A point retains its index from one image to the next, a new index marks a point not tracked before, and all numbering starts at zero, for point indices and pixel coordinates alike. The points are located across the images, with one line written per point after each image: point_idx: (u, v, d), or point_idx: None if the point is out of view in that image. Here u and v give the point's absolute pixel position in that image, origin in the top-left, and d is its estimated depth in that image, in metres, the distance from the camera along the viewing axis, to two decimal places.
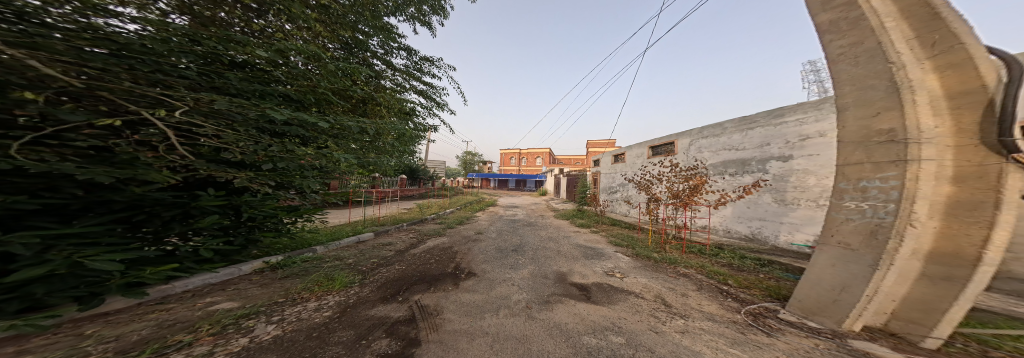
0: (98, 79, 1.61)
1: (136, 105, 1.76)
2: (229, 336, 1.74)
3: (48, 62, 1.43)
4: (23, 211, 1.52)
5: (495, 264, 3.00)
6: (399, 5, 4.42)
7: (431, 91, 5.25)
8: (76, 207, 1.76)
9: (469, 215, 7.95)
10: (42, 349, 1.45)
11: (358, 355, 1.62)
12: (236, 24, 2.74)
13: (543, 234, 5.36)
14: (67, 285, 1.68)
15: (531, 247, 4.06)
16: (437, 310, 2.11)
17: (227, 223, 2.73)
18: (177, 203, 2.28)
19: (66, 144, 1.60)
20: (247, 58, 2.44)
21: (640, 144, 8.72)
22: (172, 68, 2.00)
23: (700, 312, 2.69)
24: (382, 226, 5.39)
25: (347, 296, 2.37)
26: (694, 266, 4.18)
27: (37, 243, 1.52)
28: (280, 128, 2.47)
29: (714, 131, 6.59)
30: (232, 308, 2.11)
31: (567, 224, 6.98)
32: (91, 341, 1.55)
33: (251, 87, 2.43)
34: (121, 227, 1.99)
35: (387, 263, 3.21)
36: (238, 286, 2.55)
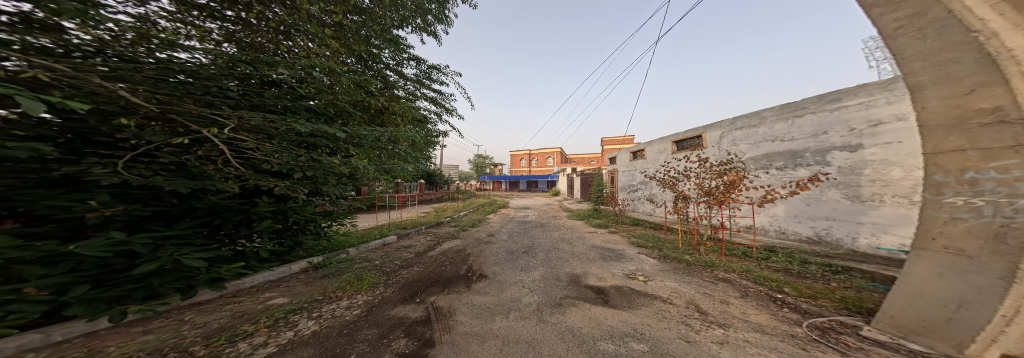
0: (166, 103, 1.92)
1: (198, 125, 2.08)
2: (279, 328, 1.92)
3: (132, 91, 1.75)
4: (140, 217, 1.94)
5: (506, 266, 2.98)
6: (405, 18, 4.70)
7: (441, 98, 5.50)
8: (175, 213, 2.17)
9: (481, 217, 8.04)
10: (158, 330, 1.76)
11: (379, 354, 1.70)
12: (271, 48, 3.23)
13: (555, 235, 5.21)
14: (173, 277, 2.09)
15: (543, 248, 3.94)
16: (450, 312, 2.12)
17: (278, 227, 3.02)
18: (241, 209, 2.61)
19: (155, 161, 1.98)
20: (279, 77, 2.81)
21: (661, 139, 8.18)
22: (218, 90, 2.36)
23: (743, 322, 2.38)
24: (403, 229, 5.65)
25: (373, 295, 2.50)
26: (736, 269, 3.74)
27: (151, 243, 1.92)
28: (306, 139, 2.73)
29: (751, 121, 5.98)
30: (283, 303, 2.34)
31: (581, 225, 6.69)
32: (187, 326, 1.84)
33: (281, 103, 2.77)
34: (204, 230, 2.37)
35: (408, 264, 3.34)
36: (289, 283, 2.83)
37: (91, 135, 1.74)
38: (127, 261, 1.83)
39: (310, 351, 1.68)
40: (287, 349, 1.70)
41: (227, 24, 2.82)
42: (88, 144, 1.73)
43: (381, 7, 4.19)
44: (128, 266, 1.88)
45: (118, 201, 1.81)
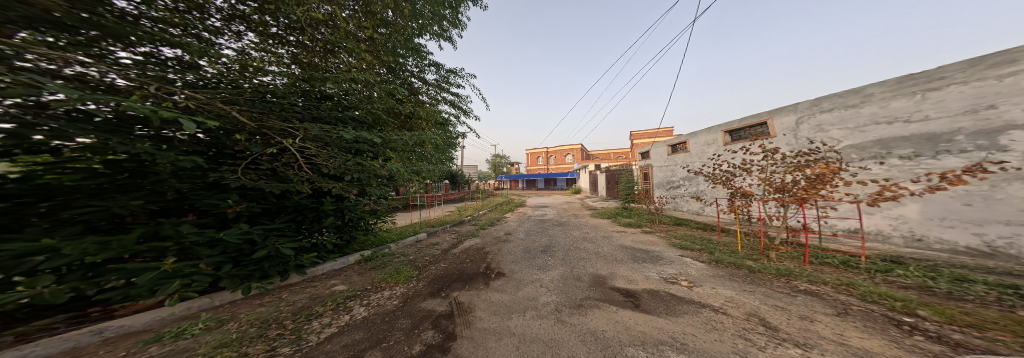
0: (258, 118, 2.40)
1: (277, 135, 2.50)
2: (339, 312, 2.28)
3: (241, 113, 2.29)
4: (254, 213, 2.58)
5: (523, 265, 2.97)
6: (422, 26, 4.80)
7: (458, 100, 5.78)
8: (274, 211, 2.79)
9: (499, 216, 8.15)
10: (267, 304, 2.36)
11: (410, 345, 1.88)
12: (325, 65, 3.65)
13: (576, 234, 4.92)
14: (275, 262, 2.68)
15: (562, 247, 3.80)
16: (470, 307, 2.20)
17: (338, 222, 3.45)
18: (312, 206, 3.09)
19: (257, 168, 2.53)
20: (330, 90, 3.12)
21: (712, 129, 7.14)
22: (290, 106, 2.86)
23: (819, 338, 1.91)
24: (431, 227, 6.02)
25: (407, 288, 2.73)
26: (837, 284, 2.92)
27: (261, 233, 2.52)
28: (352, 145, 3.06)
29: (851, 100, 4.56)
30: (344, 289, 2.74)
31: (607, 224, 6.18)
32: (282, 304, 2.36)
33: (330, 113, 3.16)
34: (292, 225, 2.92)
35: (436, 260, 3.57)
36: (348, 272, 3.29)
37: (218, 146, 2.39)
38: (249, 247, 2.48)
39: (360, 335, 2.02)
40: (343, 330, 2.08)
41: (291, 48, 3.31)
42: (223, 156, 2.43)
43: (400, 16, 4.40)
44: (249, 250, 2.52)
45: (243, 199, 2.49)
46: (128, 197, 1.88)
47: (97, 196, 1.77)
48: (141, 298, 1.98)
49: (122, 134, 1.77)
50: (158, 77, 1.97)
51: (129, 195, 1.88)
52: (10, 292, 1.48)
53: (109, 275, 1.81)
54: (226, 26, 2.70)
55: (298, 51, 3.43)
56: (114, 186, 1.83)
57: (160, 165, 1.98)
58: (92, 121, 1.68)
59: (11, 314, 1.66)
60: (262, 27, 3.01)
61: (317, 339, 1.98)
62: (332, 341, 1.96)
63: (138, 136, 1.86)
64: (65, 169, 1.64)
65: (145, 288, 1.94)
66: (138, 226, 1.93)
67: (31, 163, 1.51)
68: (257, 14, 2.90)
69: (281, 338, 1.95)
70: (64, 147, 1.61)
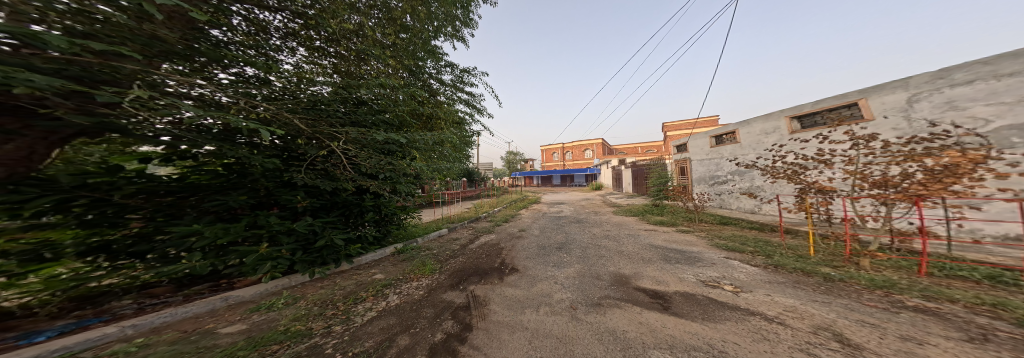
0: (310, 125, 2.57)
1: (327, 138, 2.68)
2: (377, 298, 2.59)
3: (299, 121, 2.47)
4: (314, 208, 3.03)
5: (537, 262, 2.99)
6: (438, 27, 4.75)
7: (472, 99, 5.91)
8: (329, 207, 3.20)
9: (514, 212, 8.29)
10: (325, 287, 2.80)
11: (434, 333, 2.08)
12: (359, 71, 3.75)
13: (595, 231, 4.67)
14: (331, 253, 3.09)
15: (578, 245, 3.68)
16: (485, 301, 2.29)
17: (376, 217, 3.72)
18: (354, 203, 3.37)
19: (314, 170, 2.81)
20: (366, 94, 3.09)
21: (771, 116, 6.16)
22: (336, 113, 2.91)
23: (907, 343, 1.50)
24: (452, 223, 6.31)
25: (432, 280, 2.93)
26: (968, 294, 2.14)
27: (320, 225, 2.96)
28: (384, 146, 3.11)
29: (1008, 67, 3.36)
30: (382, 278, 3.08)
31: (635, 222, 5.71)
32: (336, 288, 2.78)
33: (367, 117, 3.13)
34: (343, 219, 3.30)
35: (455, 255, 3.74)
36: (385, 262, 3.64)
37: (287, 151, 2.80)
38: (313, 238, 2.95)
39: (393, 321, 2.27)
40: (379, 314, 2.36)
41: (332, 59, 3.45)
42: (292, 158, 2.86)
43: (415, 19, 4.33)
44: (312, 240, 2.97)
45: (308, 196, 2.97)
46: (235, 193, 2.51)
47: (220, 191, 2.47)
48: (246, 275, 2.59)
49: (229, 142, 2.29)
50: (244, 92, 2.28)
51: (238, 191, 2.55)
52: (178, 263, 2.28)
53: (230, 255, 2.43)
54: (283, 44, 2.96)
55: (337, 61, 3.55)
56: (228, 185, 2.53)
57: (252, 167, 2.58)
58: (210, 131, 2.19)
59: (180, 281, 2.59)
60: (308, 41, 3.20)
61: (360, 322, 2.28)
62: (371, 324, 2.25)
63: (238, 142, 2.40)
64: (201, 171, 2.40)
65: (250, 267, 2.53)
66: (244, 217, 2.53)
67: (183, 167, 2.29)
68: (305, 29, 3.08)
69: (334, 318, 2.31)
70: (198, 153, 2.28)
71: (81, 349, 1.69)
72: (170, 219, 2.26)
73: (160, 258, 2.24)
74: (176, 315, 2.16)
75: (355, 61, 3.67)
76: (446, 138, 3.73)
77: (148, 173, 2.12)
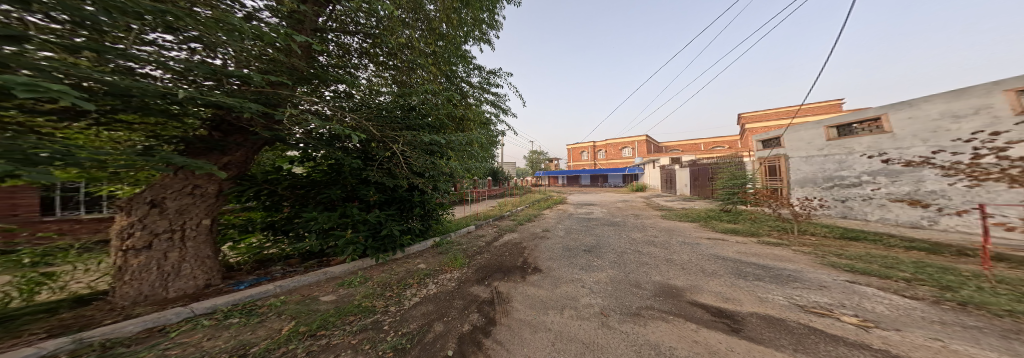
0: (380, 129, 3.24)
1: (393, 141, 3.32)
2: (421, 285, 2.98)
3: (376, 129, 3.18)
4: (380, 201, 3.73)
5: (560, 263, 3.47)
6: (468, 33, 4.50)
7: (497, 99, 6.08)
8: (391, 202, 3.87)
9: (536, 212, 9.01)
10: (386, 272, 3.38)
11: (460, 324, 2.24)
12: (414, 77, 4.02)
13: (628, 239, 5.10)
14: (390, 246, 3.76)
15: (611, 249, 4.37)
16: (509, 298, 2.54)
17: (420, 211, 4.21)
18: (407, 198, 3.98)
19: (382, 169, 3.52)
20: (415, 101, 3.57)
21: (966, 93, 4.51)
22: (396, 118, 3.47)
23: None
24: (478, 220, 6.88)
25: (460, 273, 3.24)
26: None
27: (383, 216, 3.63)
28: (430, 147, 3.64)
29: None
30: (425, 268, 3.46)
31: (678, 236, 5.37)
32: (393, 272, 3.35)
33: (416, 121, 3.62)
34: (397, 210, 3.90)
35: (480, 251, 4.16)
36: (427, 253, 4.13)
37: (364, 154, 3.53)
38: (378, 227, 3.64)
39: (429, 308, 2.52)
40: (421, 301, 2.68)
41: (391, 71, 3.97)
42: (367, 159, 3.58)
43: (449, 25, 4.14)
44: (375, 228, 3.66)
45: (378, 192, 3.69)
46: (334, 188, 3.41)
47: (326, 185, 3.45)
48: (338, 255, 3.42)
49: (330, 146, 3.21)
50: (339, 105, 3.11)
51: (335, 185, 3.46)
52: (302, 240, 3.28)
53: (331, 237, 3.30)
54: (359, 61, 3.79)
55: (393, 72, 4.05)
56: (329, 180, 3.47)
57: (344, 169, 3.49)
58: (323, 139, 3.15)
59: (302, 256, 3.70)
60: (373, 57, 3.85)
61: (410, 303, 2.64)
62: (413, 308, 2.55)
63: (336, 146, 3.28)
64: (317, 171, 3.46)
65: (342, 248, 3.32)
66: (339, 208, 3.39)
67: (308, 167, 3.42)
68: (374, 49, 3.77)
69: (390, 299, 2.75)
70: (316, 155, 3.33)
71: (257, 298, 2.70)
72: (301, 205, 3.34)
73: (295, 236, 3.28)
74: (302, 281, 3.08)
75: (402, 71, 3.99)
76: (477, 139, 4.13)
77: (291, 172, 3.30)
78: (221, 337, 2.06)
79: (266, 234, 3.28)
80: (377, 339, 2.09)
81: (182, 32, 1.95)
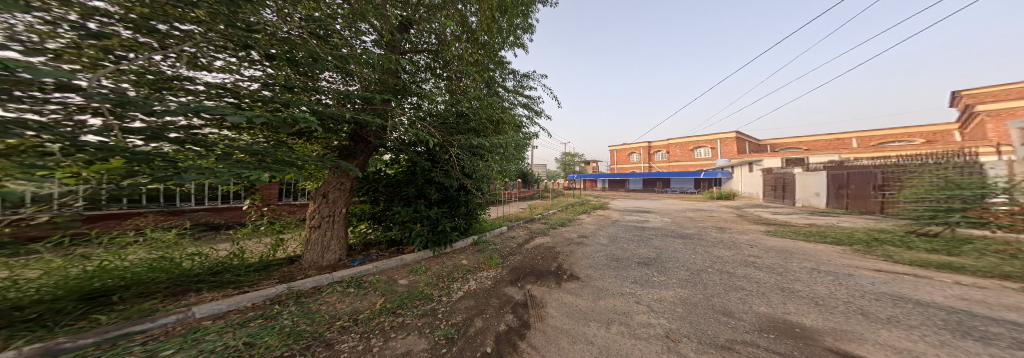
0: (443, 135, 3.74)
1: (454, 144, 3.79)
2: (463, 280, 3.30)
3: (444, 137, 3.72)
4: (440, 198, 4.30)
5: (598, 273, 3.49)
6: (503, 38, 4.71)
7: (531, 103, 6.06)
8: (448, 200, 4.39)
9: (570, 218, 8.79)
10: (441, 264, 3.85)
11: (496, 322, 2.34)
12: (463, 83, 4.37)
13: (691, 254, 4.37)
14: (442, 242, 4.24)
15: (671, 264, 3.85)
16: (544, 306, 2.58)
17: (465, 211, 4.60)
18: (455, 198, 4.43)
19: (443, 170, 4.09)
20: (462, 107, 3.93)
21: None
22: (452, 124, 3.89)
23: None
24: (508, 221, 7.17)
25: (495, 273, 3.55)
26: None
27: (439, 212, 4.20)
28: (478, 151, 3.97)
29: None
30: (470, 266, 3.78)
31: (754, 256, 4.18)
32: (446, 265, 3.81)
33: (466, 126, 3.93)
34: (448, 208, 4.38)
35: (513, 253, 4.48)
36: (467, 251, 4.51)
37: (433, 161, 4.05)
38: (436, 222, 4.19)
39: (470, 302, 2.72)
40: (467, 294, 2.92)
41: (445, 82, 4.32)
42: (434, 165, 4.08)
43: (489, 34, 4.31)
44: (433, 224, 4.21)
45: (438, 192, 4.26)
46: (410, 188, 4.14)
47: (403, 184, 4.19)
48: (412, 244, 4.09)
49: (411, 150, 3.88)
50: (420, 114, 3.71)
51: (407, 186, 4.15)
52: (389, 230, 4.13)
53: (403, 228, 4.06)
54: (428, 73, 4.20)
55: (447, 82, 4.36)
56: (404, 180, 4.18)
57: (417, 172, 4.14)
58: (411, 147, 3.88)
59: (384, 244, 4.55)
60: (433, 72, 4.24)
61: (459, 294, 2.91)
62: (462, 298, 2.82)
63: (415, 150, 3.95)
64: (399, 173, 4.24)
65: (418, 237, 4.02)
66: (409, 205, 4.06)
67: (395, 170, 4.25)
68: (436, 67, 4.22)
69: (443, 289, 3.07)
70: (397, 159, 4.11)
71: (365, 274, 3.50)
72: (385, 201, 4.18)
73: (388, 227, 4.14)
74: (392, 264, 3.79)
75: (448, 79, 4.36)
76: (513, 142, 4.31)
77: (383, 174, 4.14)
78: (346, 301, 2.77)
79: (365, 223, 4.25)
80: (434, 326, 2.33)
81: (346, 69, 3.00)
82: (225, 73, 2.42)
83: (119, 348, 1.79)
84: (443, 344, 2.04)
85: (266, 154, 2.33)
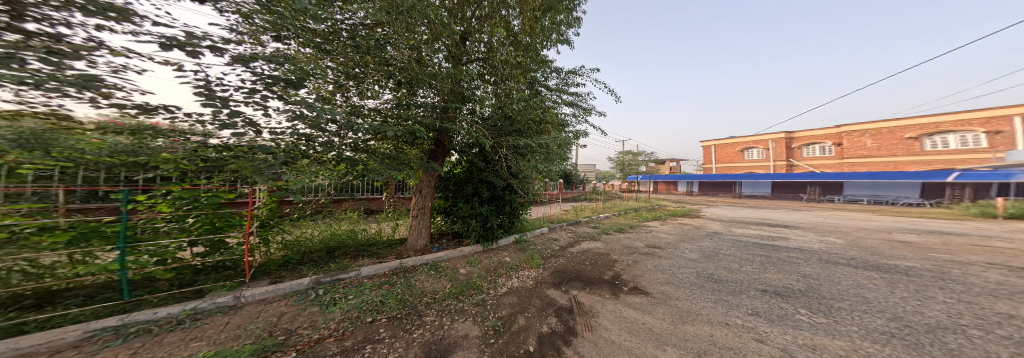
0: (494, 137, 3.97)
1: (506, 146, 4.02)
2: (507, 276, 3.47)
3: (500, 141, 3.92)
4: (490, 197, 4.61)
5: (660, 292, 2.98)
6: (546, 37, 4.57)
7: (579, 100, 5.68)
8: (496, 199, 4.66)
9: (625, 223, 7.86)
10: (489, 259, 4.10)
11: (539, 322, 2.33)
12: (509, 85, 4.42)
13: (808, 288, 3.22)
14: (489, 237, 4.60)
15: (782, 296, 2.93)
16: (588, 315, 2.41)
17: (508, 210, 4.79)
18: (501, 196, 4.66)
19: (493, 170, 4.37)
20: (510, 109, 4.02)
21: None
22: (498, 126, 4.12)
23: None
24: (551, 223, 6.99)
25: (536, 274, 3.54)
26: None
27: (489, 210, 4.53)
28: (523, 152, 4.02)
29: None
30: (518, 264, 3.89)
31: (941, 305, 2.71)
32: (494, 260, 4.06)
33: (512, 128, 4.09)
34: (494, 207, 4.64)
35: (557, 255, 4.37)
36: (510, 249, 4.64)
37: (489, 167, 4.37)
38: (485, 220, 4.51)
39: (513, 298, 2.83)
40: (512, 290, 3.03)
41: (492, 86, 4.47)
42: (489, 166, 4.37)
43: (531, 35, 4.39)
44: (484, 221, 4.53)
45: (488, 192, 4.55)
46: (468, 188, 4.54)
47: (461, 183, 4.64)
48: (468, 237, 4.50)
49: (474, 152, 4.22)
50: (474, 117, 3.97)
51: (462, 185, 4.63)
52: (454, 224, 4.67)
53: (458, 224, 4.56)
54: (488, 79, 4.46)
55: (492, 86, 4.51)
56: (462, 179, 4.63)
57: (476, 173, 4.50)
58: (472, 150, 4.23)
59: (452, 235, 5.13)
60: (482, 77, 4.44)
61: (506, 289, 3.05)
62: (508, 293, 2.95)
63: (473, 152, 4.26)
64: (460, 172, 4.66)
65: (474, 232, 4.47)
66: (463, 203, 4.49)
67: (457, 170, 4.69)
68: (484, 71, 4.42)
69: (492, 282, 3.28)
70: (456, 161, 4.60)
71: (438, 260, 4.05)
72: (446, 198, 4.73)
73: (452, 220, 4.71)
74: (458, 253, 4.29)
75: (493, 82, 4.49)
76: (556, 142, 4.18)
77: (450, 173, 4.66)
78: (426, 281, 3.29)
79: (440, 218, 4.95)
80: (484, 315, 2.51)
81: (436, 83, 3.47)
82: (377, 98, 3.34)
83: (333, 289, 3.03)
84: (490, 335, 2.16)
85: (404, 162, 3.45)
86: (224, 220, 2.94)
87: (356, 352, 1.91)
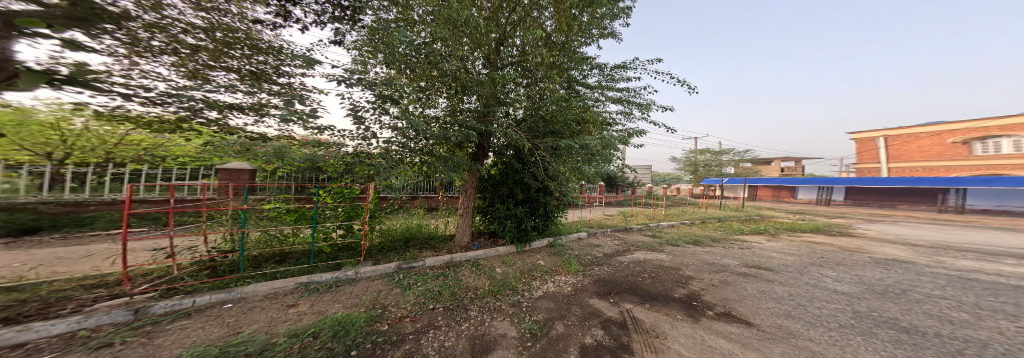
0: (530, 139, 3.93)
1: (546, 148, 3.91)
2: (545, 279, 3.39)
3: (539, 143, 3.84)
4: (525, 199, 4.57)
5: (727, 322, 2.50)
6: (585, 32, 4.32)
7: (625, 95, 5.20)
8: (530, 201, 4.61)
9: (694, 235, 6.84)
10: (523, 261, 4.07)
11: (580, 333, 2.20)
12: (546, 85, 4.31)
13: (962, 335, 2.33)
14: (522, 239, 4.57)
15: (915, 343, 2.18)
16: (634, 334, 2.17)
17: (541, 212, 4.71)
18: (535, 198, 4.61)
19: (530, 172, 4.33)
20: (547, 110, 3.90)
21: None
22: (531, 127, 4.04)
23: None
24: (590, 228, 6.59)
25: (576, 280, 3.38)
26: None
27: (523, 212, 4.51)
28: (558, 153, 3.87)
29: None
30: (557, 269, 3.76)
31: None
32: (529, 262, 4.03)
33: (547, 129, 4.01)
34: (527, 209, 4.59)
35: (598, 263, 4.11)
36: (544, 253, 4.52)
37: (530, 169, 4.30)
38: (519, 222, 4.52)
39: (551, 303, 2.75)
40: (552, 295, 2.94)
41: (527, 90, 4.45)
42: (523, 167, 4.35)
43: (567, 34, 4.21)
44: (518, 222, 4.53)
45: (522, 194, 4.53)
46: (504, 190, 4.58)
47: (499, 184, 4.70)
48: (502, 237, 4.56)
49: (513, 154, 4.24)
50: (512, 119, 3.99)
51: (499, 186, 4.70)
52: (492, 224, 4.76)
53: (496, 224, 4.62)
54: (526, 81, 4.45)
55: (526, 88, 4.48)
56: (500, 179, 4.71)
57: (515, 174, 4.50)
58: (508, 152, 4.26)
59: (489, 234, 5.25)
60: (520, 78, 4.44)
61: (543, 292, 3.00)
62: (548, 297, 2.88)
63: (508, 153, 4.27)
64: (496, 173, 4.73)
65: (511, 234, 4.49)
66: (501, 205, 4.53)
67: (496, 171, 4.73)
68: (522, 74, 4.40)
69: (530, 284, 3.26)
70: (495, 165, 4.67)
71: (480, 258, 4.18)
72: (485, 199, 4.86)
73: (490, 220, 4.82)
74: (496, 252, 4.38)
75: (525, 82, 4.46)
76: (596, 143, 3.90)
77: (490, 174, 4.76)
78: (470, 277, 3.44)
79: (479, 218, 5.12)
80: (522, 317, 2.49)
81: (498, 86, 3.62)
82: (436, 106, 3.66)
83: (412, 275, 3.37)
84: (527, 339, 2.11)
85: (463, 164, 3.71)
86: (350, 209, 3.61)
87: (423, 334, 2.06)
